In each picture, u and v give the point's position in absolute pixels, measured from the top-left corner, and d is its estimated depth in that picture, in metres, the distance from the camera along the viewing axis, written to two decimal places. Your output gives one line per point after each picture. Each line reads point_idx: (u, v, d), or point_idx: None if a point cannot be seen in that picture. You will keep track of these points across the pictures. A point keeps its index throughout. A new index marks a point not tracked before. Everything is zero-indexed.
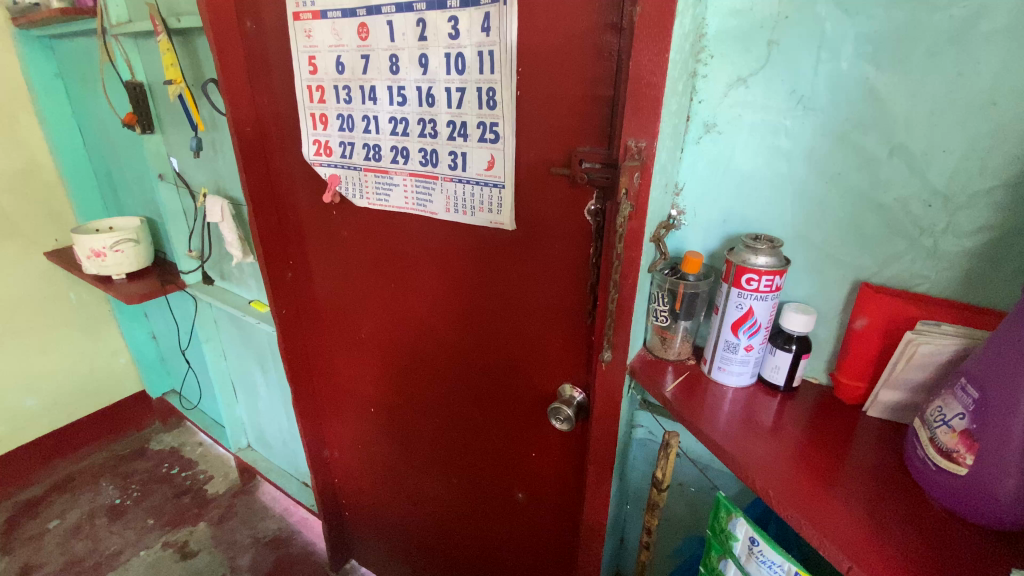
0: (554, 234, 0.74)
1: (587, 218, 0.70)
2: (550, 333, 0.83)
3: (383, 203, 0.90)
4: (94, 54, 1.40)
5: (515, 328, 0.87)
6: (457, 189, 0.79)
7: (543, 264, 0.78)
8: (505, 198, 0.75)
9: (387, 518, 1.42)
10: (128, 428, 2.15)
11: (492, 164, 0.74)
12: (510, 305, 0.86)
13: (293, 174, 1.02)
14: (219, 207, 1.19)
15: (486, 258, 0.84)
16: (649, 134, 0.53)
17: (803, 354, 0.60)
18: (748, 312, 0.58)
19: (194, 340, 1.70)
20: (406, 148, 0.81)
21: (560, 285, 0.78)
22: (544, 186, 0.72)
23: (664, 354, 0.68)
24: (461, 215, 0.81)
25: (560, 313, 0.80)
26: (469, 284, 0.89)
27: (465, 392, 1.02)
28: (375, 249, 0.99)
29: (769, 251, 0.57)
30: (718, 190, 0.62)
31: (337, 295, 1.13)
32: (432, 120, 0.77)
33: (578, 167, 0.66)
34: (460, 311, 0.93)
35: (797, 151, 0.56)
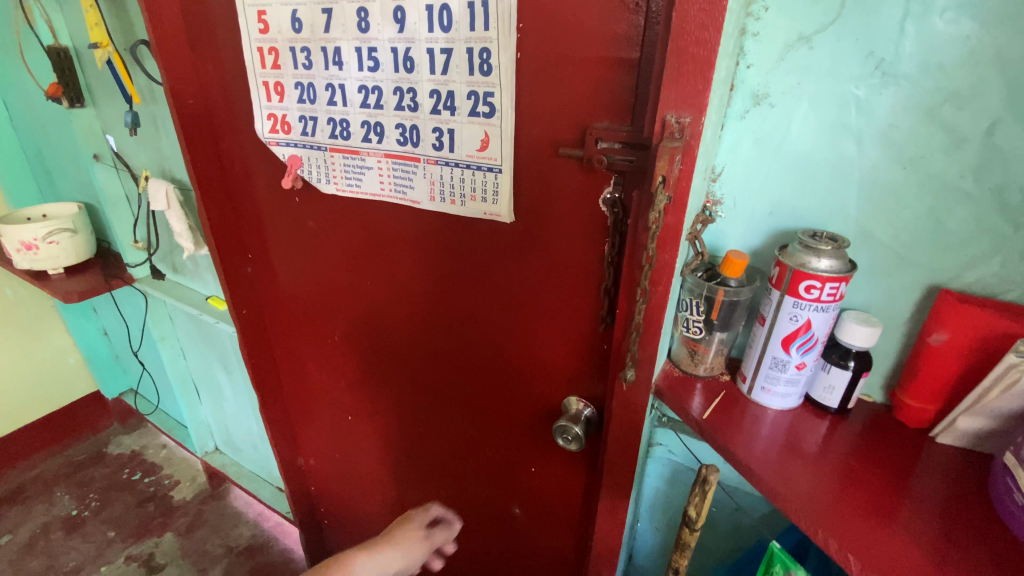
0: (559, 228, 0.63)
1: (603, 209, 0.59)
2: (556, 341, 0.72)
3: (354, 190, 0.77)
4: (9, 13, 1.20)
5: (513, 334, 0.76)
6: (444, 174, 0.67)
7: (548, 263, 0.67)
8: (501, 184, 0.63)
9: (369, 527, 1.32)
10: (83, 432, 1.99)
11: (485, 143, 0.61)
12: (508, 308, 0.74)
13: (247, 154, 0.87)
14: (164, 192, 1.04)
15: (478, 254, 0.72)
16: (695, 107, 0.42)
17: (863, 372, 0.51)
18: (803, 325, 0.48)
19: (148, 339, 1.54)
20: (380, 125, 0.68)
21: (569, 287, 0.67)
22: (549, 171, 0.60)
23: (694, 370, 0.58)
24: (448, 205, 0.69)
25: (567, 319, 0.69)
26: (459, 283, 0.77)
27: (454, 402, 0.92)
28: (347, 242, 0.86)
29: (834, 252, 0.46)
30: (766, 176, 0.51)
31: (304, 293, 1.00)
32: (411, 90, 0.63)
33: (593, 147, 0.55)
34: (450, 313, 0.82)
35: (869, 129, 0.46)
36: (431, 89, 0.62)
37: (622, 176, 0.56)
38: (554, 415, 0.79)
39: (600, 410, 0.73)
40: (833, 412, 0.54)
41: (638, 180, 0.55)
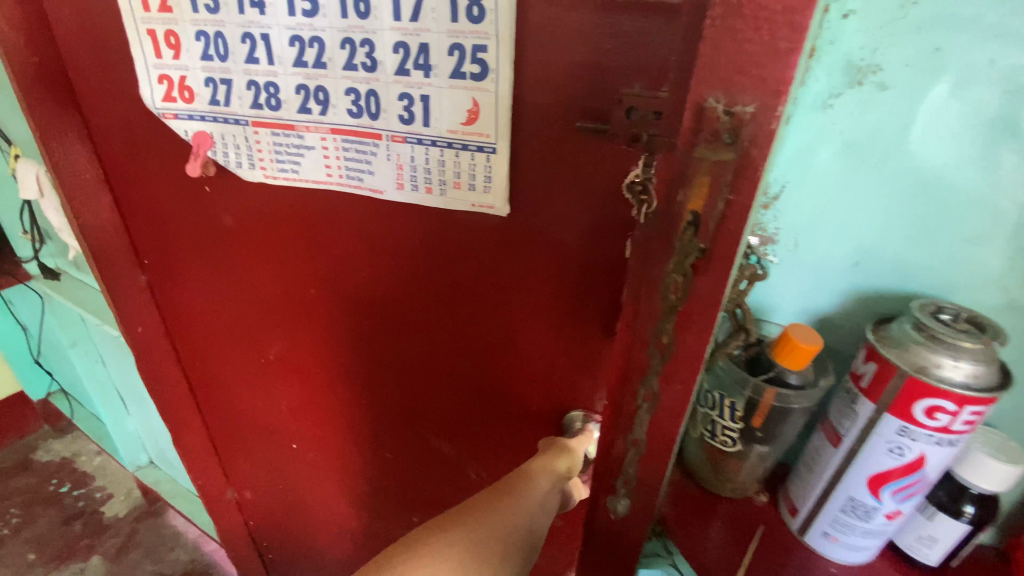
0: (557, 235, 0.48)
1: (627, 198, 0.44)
2: (556, 366, 0.56)
3: (291, 176, 0.57)
4: None
5: (494, 362, 0.61)
6: (416, 156, 0.48)
7: (551, 268, 0.51)
8: (496, 168, 0.46)
9: (322, 558, 1.17)
10: (6, 436, 1.77)
11: (474, 115, 0.44)
12: (494, 328, 0.58)
13: (126, 131, 0.66)
14: (34, 176, 0.82)
15: (449, 259, 0.55)
16: (764, 83, 0.21)
17: (983, 526, 0.38)
18: (915, 460, 0.35)
19: (59, 342, 1.32)
20: (323, 90, 0.49)
21: (574, 298, 0.51)
22: (556, 158, 0.44)
23: (722, 487, 0.45)
24: (423, 195, 0.51)
25: (570, 339, 0.55)
26: (425, 295, 0.60)
27: (418, 433, 0.77)
28: (269, 245, 0.66)
29: (978, 358, 0.33)
30: (852, 197, 0.40)
31: (219, 304, 0.80)
32: (368, 41, 0.45)
33: (624, 121, 0.39)
34: (411, 330, 0.64)
35: (1018, 139, 0.35)
36: (396, 41, 0.43)
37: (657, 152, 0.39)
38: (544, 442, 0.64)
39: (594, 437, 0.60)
40: (927, 573, 0.40)
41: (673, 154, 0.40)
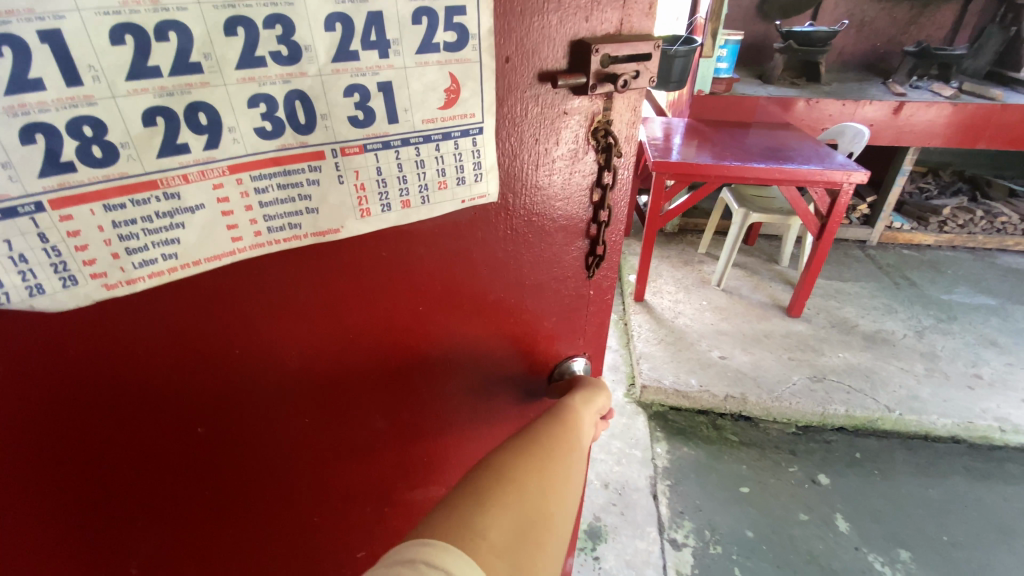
0: (546, 183, 0.61)
1: (590, 140, 0.60)
2: (514, 316, 0.72)
3: (175, 262, 0.46)
4: None
5: (483, 308, 0.68)
6: (384, 166, 0.51)
7: (521, 246, 0.64)
8: (484, 144, 0.55)
9: None
10: None
11: (454, 93, 0.50)
12: (489, 281, 0.66)
13: None
14: None
15: (432, 269, 0.61)
16: None
17: None
18: None
19: None
20: (204, 108, 0.41)
21: (537, 257, 0.67)
22: (533, 113, 0.55)
23: None
24: (399, 210, 0.54)
25: (524, 292, 0.69)
26: (391, 321, 0.63)
27: (389, 428, 0.75)
28: (184, 350, 0.53)
29: None
30: None
31: (47, 477, 0.54)
32: (279, 20, 0.40)
33: (599, 68, 0.53)
34: (373, 359, 0.66)
35: None
36: (330, 14, 0.42)
37: (612, 100, 0.58)
38: (527, 383, 0.81)
39: (589, 362, 0.84)
40: None
41: (634, 103, 0.60)
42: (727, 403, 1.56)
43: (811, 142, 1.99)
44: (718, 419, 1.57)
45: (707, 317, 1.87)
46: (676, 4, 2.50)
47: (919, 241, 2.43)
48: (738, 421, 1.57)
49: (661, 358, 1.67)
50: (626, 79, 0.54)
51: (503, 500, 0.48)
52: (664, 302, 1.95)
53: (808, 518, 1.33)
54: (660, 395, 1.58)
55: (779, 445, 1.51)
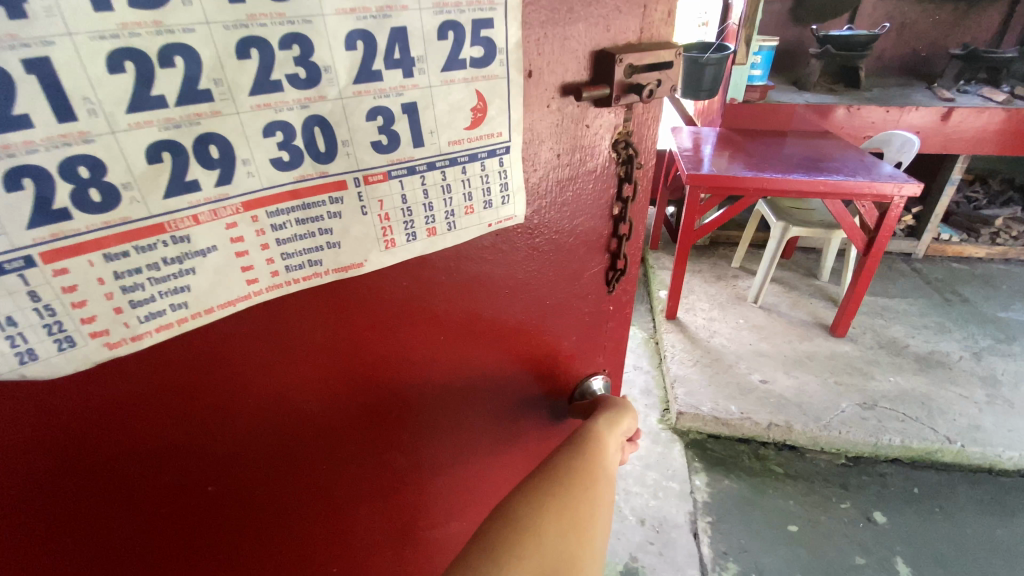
0: (571, 201, 0.57)
1: (611, 154, 0.56)
2: (532, 336, 0.67)
3: (185, 312, 0.40)
4: None
5: (506, 333, 0.63)
6: (409, 193, 0.45)
7: (542, 264, 0.60)
8: (511, 164, 0.50)
9: None
10: None
11: (481, 112, 0.45)
12: (516, 304, 0.61)
13: None
14: None
15: (453, 296, 0.55)
16: None
17: None
18: None
19: None
20: (215, 140, 0.35)
21: (558, 274, 0.62)
22: (555, 129, 0.51)
23: None
24: (425, 239, 0.49)
25: (543, 312, 0.65)
26: (410, 353, 0.57)
27: (409, 466, 0.68)
28: (192, 404, 0.47)
29: None
30: None
31: (35, 552, 0.47)
32: (297, 40, 0.35)
33: (621, 79, 0.49)
34: (392, 397, 0.60)
35: None
36: (350, 31, 0.37)
37: (632, 110, 0.55)
38: (548, 406, 0.76)
39: (607, 379, 0.80)
40: None
41: (652, 110, 0.56)
42: (771, 432, 1.46)
43: (855, 152, 1.88)
44: (761, 448, 1.47)
45: (745, 337, 1.77)
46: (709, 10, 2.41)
47: (968, 254, 2.30)
48: (782, 451, 1.47)
49: (698, 382, 1.58)
50: (651, 89, 0.50)
51: (514, 573, 0.41)
52: (698, 320, 1.85)
53: (865, 561, 1.22)
54: (698, 422, 1.49)
55: (829, 478, 1.41)
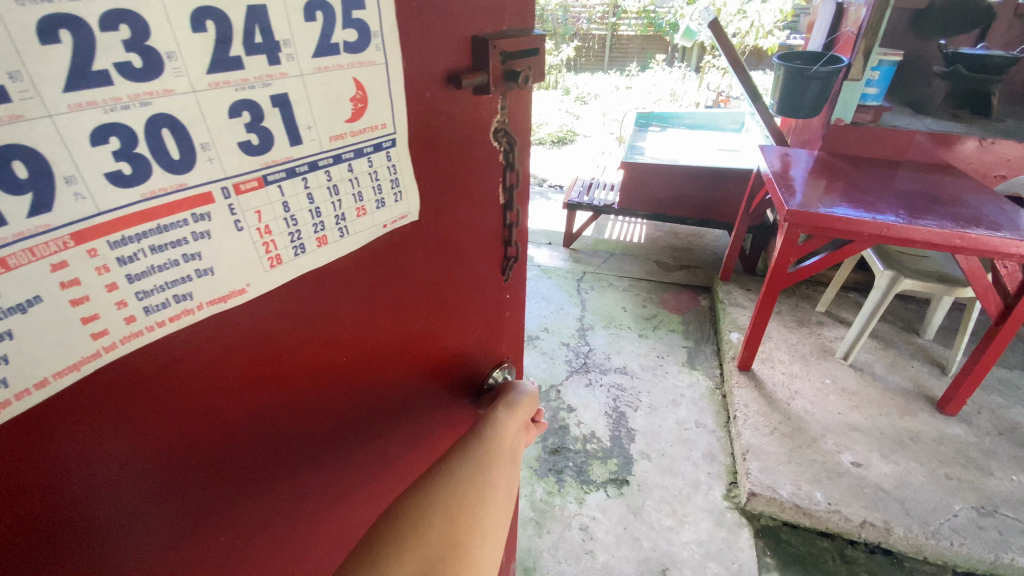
0: (459, 182, 0.47)
1: (497, 146, 0.49)
2: (443, 342, 0.55)
3: (7, 393, 0.26)
4: None
5: (416, 338, 0.51)
6: (291, 200, 0.34)
7: (437, 261, 0.49)
8: (399, 160, 0.40)
9: None
10: None
11: (362, 104, 0.36)
12: (421, 300, 0.49)
13: None
14: None
15: (351, 304, 0.42)
16: None
17: None
18: None
19: None
20: (21, 157, 0.23)
21: (457, 267, 0.52)
22: (434, 122, 0.42)
23: None
24: (315, 251, 0.37)
25: (446, 311, 0.54)
26: (321, 388, 0.43)
27: (341, 516, 0.53)
28: (29, 526, 0.29)
29: None
30: None
31: None
32: (125, 18, 0.25)
33: (497, 64, 0.43)
34: (310, 439, 0.45)
35: None
36: (195, 7, 0.26)
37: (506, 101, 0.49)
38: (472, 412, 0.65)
39: (510, 366, 0.71)
40: None
41: (520, 101, 0.51)
42: (864, 530, 1.22)
43: (988, 194, 1.57)
44: (848, 547, 1.23)
45: (833, 403, 1.51)
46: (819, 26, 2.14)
47: None
48: (874, 554, 1.22)
49: (776, 457, 1.34)
50: (525, 75, 0.46)
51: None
52: (776, 376, 1.60)
53: None
54: (773, 506, 1.25)
55: None
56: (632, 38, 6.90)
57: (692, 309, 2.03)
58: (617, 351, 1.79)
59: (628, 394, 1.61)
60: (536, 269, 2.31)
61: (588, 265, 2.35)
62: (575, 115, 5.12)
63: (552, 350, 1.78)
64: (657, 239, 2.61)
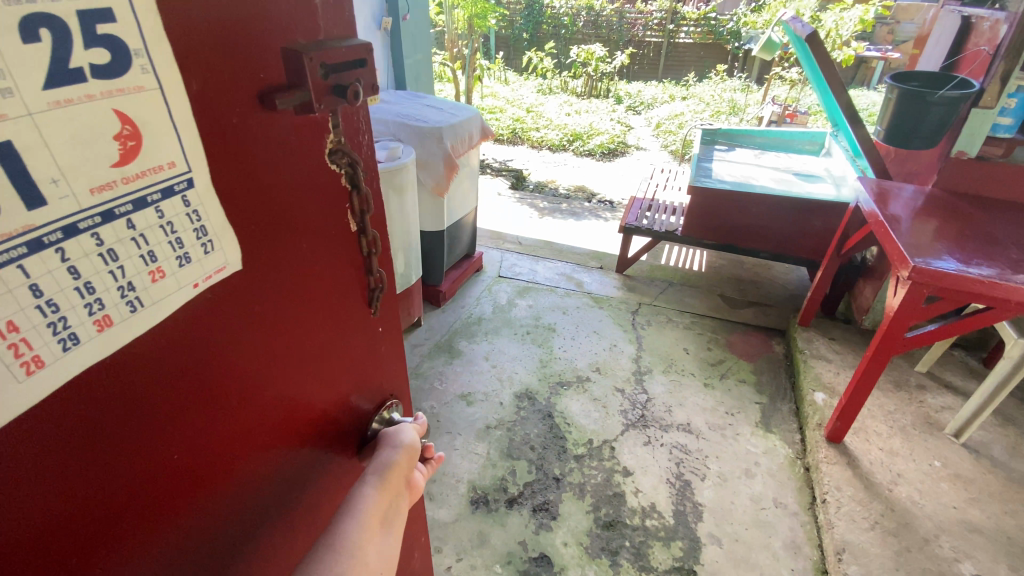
0: (289, 219, 0.41)
1: (338, 170, 0.44)
2: (302, 403, 0.48)
3: None
4: None
5: (269, 401, 0.44)
6: (50, 279, 0.27)
7: (279, 316, 0.43)
8: (202, 205, 0.34)
9: None
10: None
11: (132, 139, 0.29)
12: (266, 357, 0.43)
13: None
14: None
15: (172, 385, 0.35)
16: None
17: None
18: None
19: None
20: None
21: (306, 316, 0.46)
22: (245, 153, 0.36)
23: None
24: (98, 337, 0.29)
25: (303, 362, 0.47)
26: (146, 499, 0.35)
27: None
28: None
29: None
30: None
31: None
32: None
33: (319, 79, 0.38)
34: (153, 549, 0.37)
35: None
36: None
37: (343, 120, 0.44)
38: (355, 463, 0.59)
39: (396, 403, 0.66)
40: None
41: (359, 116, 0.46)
42: None
43: None
44: None
45: (945, 493, 1.26)
46: (934, 44, 1.88)
47: None
48: None
49: (879, 562, 1.11)
50: (360, 89, 0.40)
51: None
52: (872, 453, 1.36)
53: None
54: None
55: None
56: (688, 47, 6.58)
57: (764, 356, 1.79)
58: (678, 404, 1.57)
59: (693, 460, 1.40)
60: (586, 297, 2.12)
61: (643, 295, 2.14)
62: (629, 125, 4.87)
63: (604, 397, 1.58)
64: (721, 270, 2.37)
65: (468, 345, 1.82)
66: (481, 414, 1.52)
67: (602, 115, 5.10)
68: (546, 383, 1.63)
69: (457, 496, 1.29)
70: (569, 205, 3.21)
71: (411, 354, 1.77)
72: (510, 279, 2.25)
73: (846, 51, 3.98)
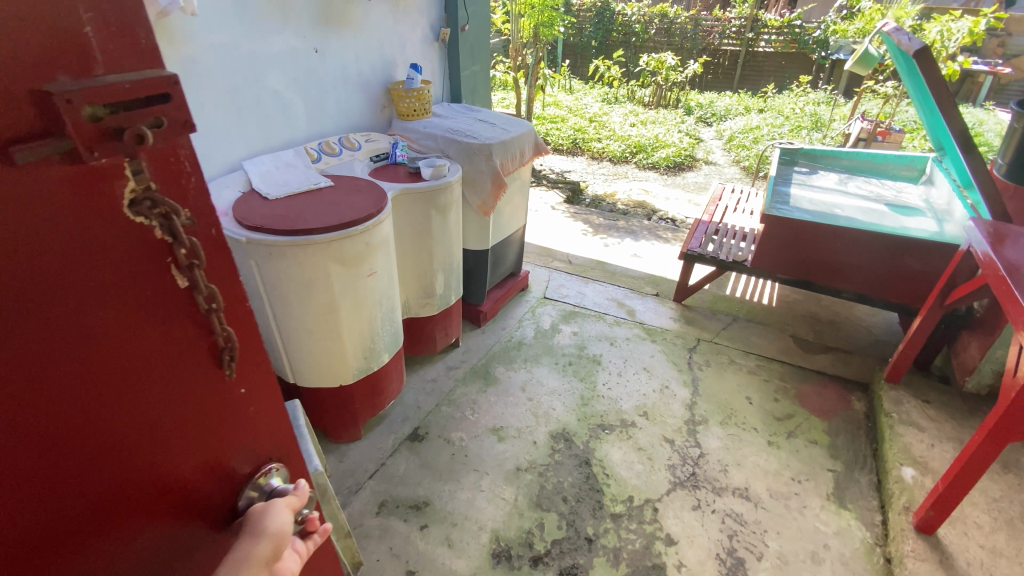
0: (65, 289, 0.32)
1: (146, 227, 0.35)
2: (119, 495, 0.40)
3: None
4: None
5: (64, 503, 0.36)
6: None
7: (65, 403, 0.34)
8: None
9: None
10: None
11: None
12: (47, 455, 0.34)
13: None
14: None
15: None
16: None
17: None
18: None
19: None
20: None
21: (112, 395, 0.37)
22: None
23: None
24: None
25: (120, 451, 0.39)
26: None
27: None
28: None
29: None
30: None
31: None
32: None
33: (84, 122, 0.30)
34: None
35: None
36: None
37: (153, 168, 0.35)
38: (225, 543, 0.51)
39: (282, 469, 0.57)
40: None
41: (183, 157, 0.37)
42: None
43: None
44: None
45: None
46: None
47: None
48: None
49: None
50: (147, 133, 0.32)
51: None
52: (972, 551, 1.13)
53: None
54: None
55: None
56: (768, 55, 6.18)
57: (840, 414, 1.57)
58: (735, 463, 1.39)
59: (749, 533, 1.22)
60: (637, 327, 1.96)
61: (703, 330, 1.95)
62: (697, 138, 4.62)
63: (650, 447, 1.43)
64: (793, 306, 2.13)
65: (505, 372, 1.72)
66: (512, 453, 1.41)
67: (669, 126, 4.86)
68: (586, 424, 1.50)
69: (478, 546, 1.18)
70: (626, 222, 3.05)
71: (445, 378, 1.69)
72: (557, 301, 2.13)
73: (952, 64, 3.53)
